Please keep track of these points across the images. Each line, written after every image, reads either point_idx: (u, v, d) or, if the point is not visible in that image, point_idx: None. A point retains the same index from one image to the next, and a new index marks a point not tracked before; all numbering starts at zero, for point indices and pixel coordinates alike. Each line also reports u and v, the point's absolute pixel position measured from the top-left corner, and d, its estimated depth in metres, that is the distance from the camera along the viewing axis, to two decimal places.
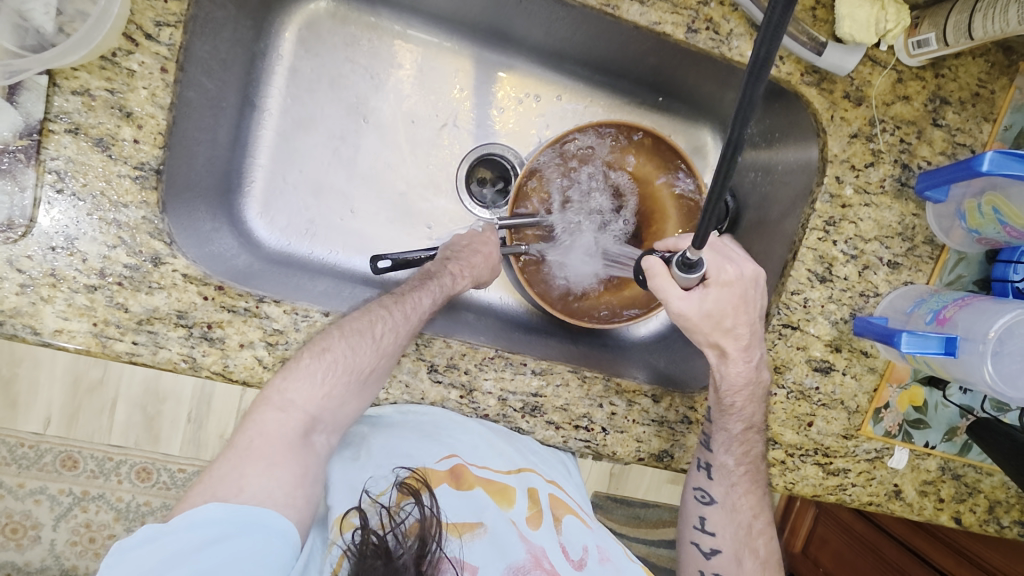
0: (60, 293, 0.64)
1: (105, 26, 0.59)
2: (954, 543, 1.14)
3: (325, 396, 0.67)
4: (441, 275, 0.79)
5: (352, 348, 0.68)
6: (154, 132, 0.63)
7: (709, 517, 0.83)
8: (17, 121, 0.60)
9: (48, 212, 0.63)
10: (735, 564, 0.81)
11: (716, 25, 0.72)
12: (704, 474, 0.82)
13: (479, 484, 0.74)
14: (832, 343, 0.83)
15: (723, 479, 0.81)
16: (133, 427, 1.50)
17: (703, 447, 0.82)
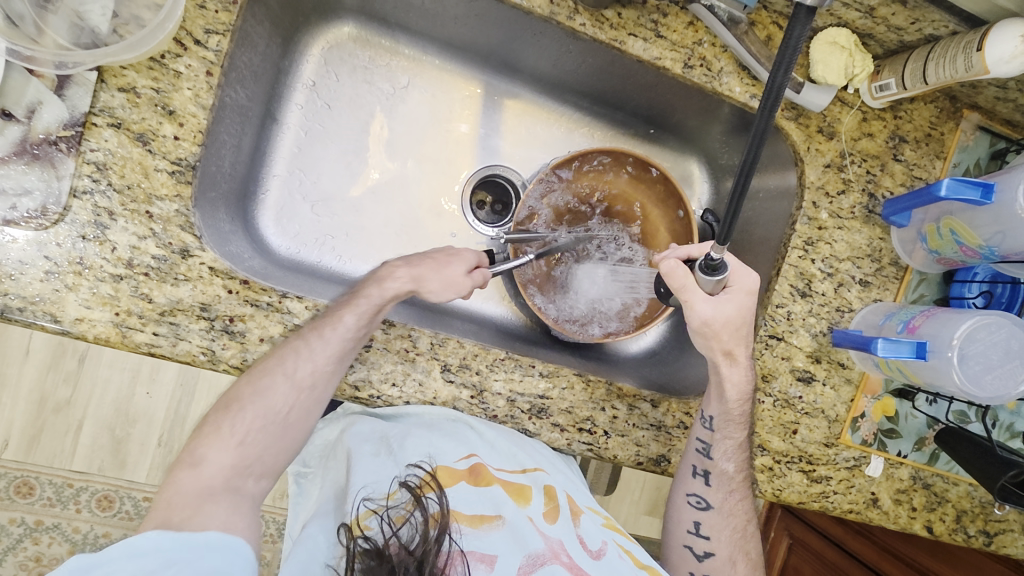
0: (85, 281, 0.65)
1: (161, 33, 0.63)
2: (919, 565, 1.19)
3: (240, 445, 0.68)
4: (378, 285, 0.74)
5: (269, 390, 0.69)
6: (194, 130, 0.67)
7: (704, 522, 0.88)
8: (63, 113, 0.63)
9: (82, 202, 0.64)
10: (728, 566, 0.87)
11: (709, 63, 0.80)
12: (700, 481, 0.86)
13: (497, 482, 0.75)
14: (813, 355, 0.90)
15: (721, 487, 0.86)
16: (99, 450, 1.61)
17: (703, 456, 0.85)
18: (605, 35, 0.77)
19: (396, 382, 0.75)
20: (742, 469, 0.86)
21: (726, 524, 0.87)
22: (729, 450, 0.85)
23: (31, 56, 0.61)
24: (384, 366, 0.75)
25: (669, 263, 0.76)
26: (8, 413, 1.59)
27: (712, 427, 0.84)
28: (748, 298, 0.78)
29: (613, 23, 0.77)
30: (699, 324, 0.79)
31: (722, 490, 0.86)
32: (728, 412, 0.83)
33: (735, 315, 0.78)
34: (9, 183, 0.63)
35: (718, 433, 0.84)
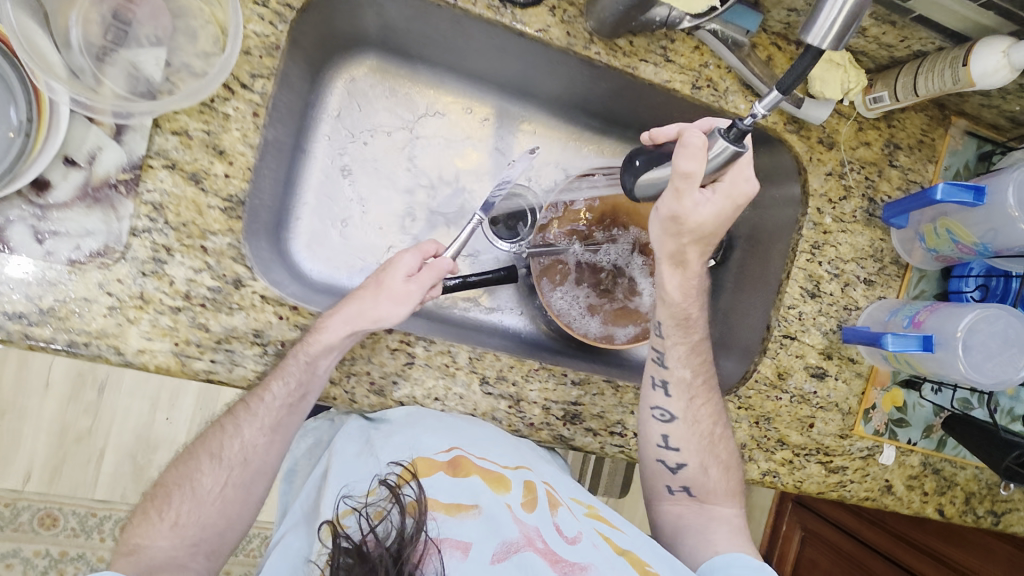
0: (146, 314, 0.69)
1: (217, 80, 0.66)
2: (928, 548, 1.27)
3: (174, 524, 0.69)
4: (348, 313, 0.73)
5: (197, 471, 0.73)
6: (244, 168, 0.71)
7: (673, 434, 0.85)
8: (121, 157, 0.66)
9: (141, 240, 0.68)
10: (702, 474, 0.86)
11: (715, 84, 0.85)
12: (661, 393, 0.85)
13: (477, 472, 0.73)
14: (825, 351, 0.95)
15: (682, 395, 0.84)
16: (121, 476, 1.65)
17: (658, 364, 0.86)
18: (619, 62, 0.82)
19: (438, 396, 0.79)
20: (699, 373, 0.86)
21: (692, 428, 0.85)
22: (683, 355, 0.85)
23: (93, 105, 0.63)
24: (427, 381, 0.79)
25: (697, 137, 0.67)
26: (29, 446, 1.61)
27: (662, 333, 0.86)
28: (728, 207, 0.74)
29: (625, 51, 0.82)
30: (673, 216, 0.75)
31: (685, 398, 0.85)
32: (675, 315, 0.85)
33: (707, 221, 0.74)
34: (71, 225, 0.66)
35: (667, 339, 0.86)
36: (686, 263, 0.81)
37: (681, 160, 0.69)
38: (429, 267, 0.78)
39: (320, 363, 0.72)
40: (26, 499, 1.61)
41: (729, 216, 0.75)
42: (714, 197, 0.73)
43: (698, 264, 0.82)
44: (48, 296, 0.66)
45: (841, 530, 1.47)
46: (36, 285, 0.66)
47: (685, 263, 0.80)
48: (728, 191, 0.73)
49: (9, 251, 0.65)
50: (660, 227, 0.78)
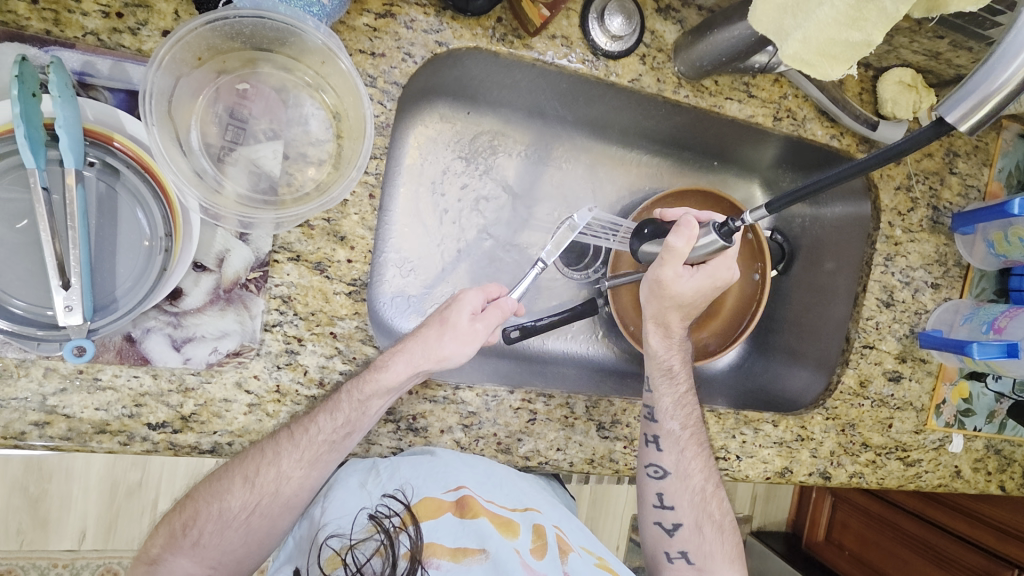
0: (285, 406, 0.69)
1: (353, 183, 0.64)
2: (957, 504, 1.33)
3: (193, 544, 0.67)
4: (413, 347, 0.71)
5: (226, 491, 0.68)
6: (364, 251, 0.71)
7: (666, 488, 0.84)
8: (249, 256, 0.66)
9: (274, 334, 0.68)
10: (696, 534, 0.84)
11: (794, 113, 0.88)
12: (653, 450, 0.83)
13: (484, 514, 0.71)
14: (900, 355, 1.00)
15: (673, 448, 0.82)
16: None
17: (647, 419, 0.84)
18: (705, 103, 0.84)
19: (561, 446, 0.81)
20: (688, 426, 0.84)
21: (682, 479, 0.83)
22: (673, 409, 0.84)
23: (213, 206, 0.62)
24: (549, 434, 0.81)
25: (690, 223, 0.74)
26: (80, 506, 1.56)
27: (649, 388, 0.86)
28: (706, 284, 0.80)
29: (711, 90, 0.84)
30: (656, 284, 0.80)
31: (678, 452, 0.83)
32: (660, 366, 0.86)
33: (688, 295, 0.80)
34: (207, 329, 0.65)
35: (655, 392, 0.85)
36: (667, 324, 0.85)
37: (671, 236, 0.75)
38: (494, 307, 0.74)
39: (373, 403, 0.69)
40: (84, 557, 1.58)
41: (706, 294, 0.81)
42: (695, 275, 0.79)
43: (678, 326, 0.86)
44: (188, 402, 0.66)
45: (870, 493, 1.55)
46: (176, 392, 0.65)
47: (667, 326, 0.85)
48: (710, 272, 0.79)
49: (147, 363, 0.64)
50: (646, 289, 0.83)
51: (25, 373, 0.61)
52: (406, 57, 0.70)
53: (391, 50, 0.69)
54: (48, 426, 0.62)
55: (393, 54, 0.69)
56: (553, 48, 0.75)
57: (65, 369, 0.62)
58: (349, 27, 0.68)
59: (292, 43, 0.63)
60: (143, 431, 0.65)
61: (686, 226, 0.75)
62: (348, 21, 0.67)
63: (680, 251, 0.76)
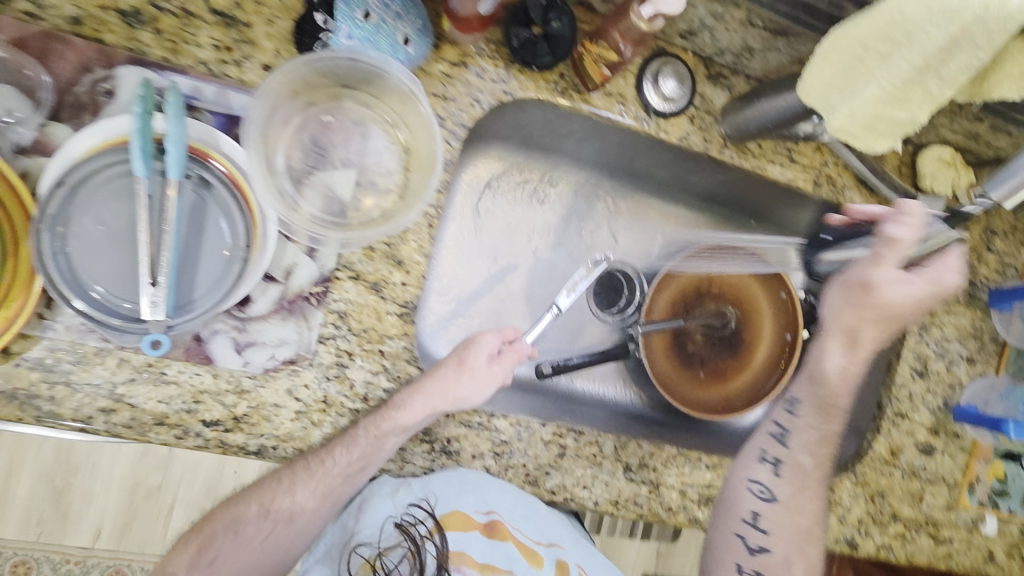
0: (329, 416, 0.73)
1: (417, 214, 0.69)
2: None
3: (210, 566, 0.73)
4: (431, 386, 0.74)
5: (243, 517, 0.75)
6: (418, 275, 0.76)
7: (764, 515, 0.83)
8: (313, 271, 0.70)
9: (327, 346, 0.72)
10: (783, 566, 0.82)
11: (834, 180, 0.92)
12: (769, 469, 0.85)
13: (511, 539, 0.83)
14: (933, 427, 0.99)
15: (793, 480, 0.84)
16: None
17: (777, 442, 0.86)
18: (749, 164, 0.88)
19: (586, 484, 0.82)
20: (818, 466, 0.85)
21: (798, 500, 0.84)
22: (811, 442, 0.85)
23: (290, 221, 0.67)
24: (577, 471, 0.82)
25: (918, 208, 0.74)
26: (100, 504, 1.58)
27: (794, 413, 0.87)
28: (931, 292, 0.79)
29: (754, 153, 0.88)
30: (874, 283, 0.78)
31: (793, 482, 0.84)
32: (822, 398, 0.86)
33: (914, 299, 0.79)
34: (268, 336, 0.70)
35: (803, 418, 0.86)
36: (852, 338, 0.83)
37: (895, 226, 0.75)
38: (510, 351, 0.79)
39: (388, 440, 0.73)
40: (97, 556, 1.59)
41: (925, 304, 0.80)
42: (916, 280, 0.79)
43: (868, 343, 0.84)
44: (242, 403, 0.70)
45: None
46: (232, 394, 0.69)
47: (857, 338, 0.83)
48: (930, 277, 0.79)
49: (210, 362, 0.68)
50: (848, 293, 0.82)
51: (101, 361, 0.65)
52: (474, 103, 0.76)
53: (461, 96, 0.76)
54: (114, 413, 0.66)
55: (462, 100, 0.76)
56: (609, 103, 0.81)
57: (136, 361, 0.66)
58: (426, 72, 0.74)
59: (376, 84, 0.70)
60: (197, 427, 0.69)
61: (908, 215, 0.75)
62: (426, 67, 0.74)
63: (902, 242, 0.76)
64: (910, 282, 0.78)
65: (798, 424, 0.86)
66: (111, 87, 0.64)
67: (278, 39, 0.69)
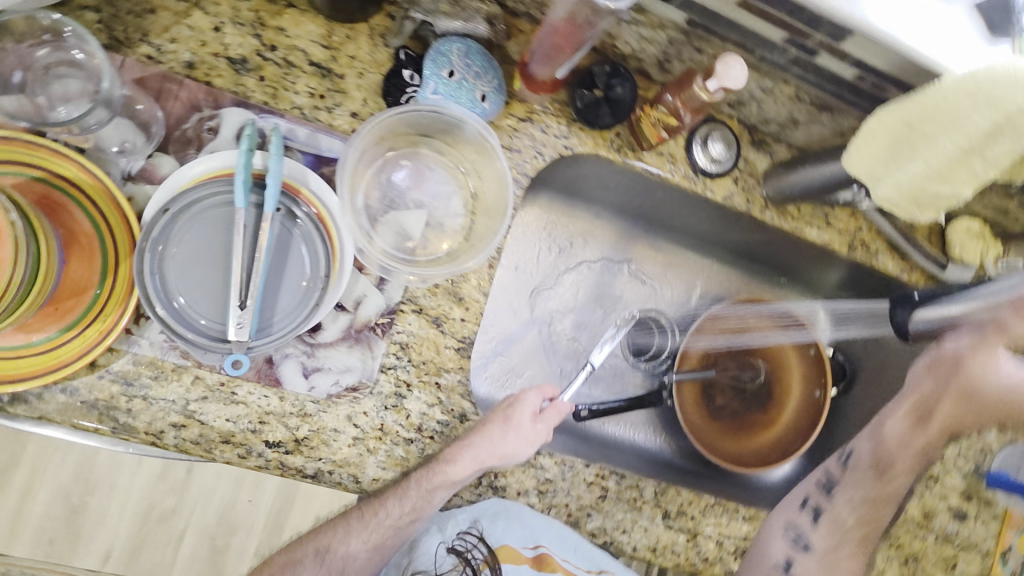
0: (384, 444, 0.75)
1: (484, 257, 0.74)
2: None
3: None
4: (479, 443, 0.76)
5: (300, 564, 0.79)
6: (477, 312, 0.79)
7: (798, 562, 0.91)
8: (381, 303, 0.74)
9: (388, 376, 0.75)
10: None
11: (868, 244, 0.97)
12: (807, 517, 0.94)
13: (559, 570, 0.85)
14: (964, 492, 0.99)
15: (832, 532, 0.93)
16: None
17: (823, 491, 0.96)
18: (789, 225, 0.93)
19: (626, 528, 0.84)
20: (858, 522, 0.94)
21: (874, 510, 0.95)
22: (855, 501, 0.94)
23: (366, 251, 0.72)
24: (617, 514, 0.84)
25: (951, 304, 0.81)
26: None
27: (847, 466, 0.98)
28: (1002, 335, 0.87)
29: (794, 215, 0.93)
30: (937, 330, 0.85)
31: (830, 536, 0.92)
32: (880, 456, 0.97)
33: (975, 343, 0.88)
34: (334, 362, 0.73)
35: (853, 475, 0.96)
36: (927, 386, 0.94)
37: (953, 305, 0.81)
38: (552, 408, 0.83)
39: (438, 493, 0.77)
40: None
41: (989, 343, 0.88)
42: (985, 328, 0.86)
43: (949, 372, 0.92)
44: (304, 427, 0.72)
45: None
46: (295, 416, 0.72)
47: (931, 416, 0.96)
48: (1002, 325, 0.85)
49: (278, 384, 0.71)
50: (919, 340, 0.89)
51: (177, 377, 0.69)
52: (538, 155, 0.82)
53: (526, 148, 0.82)
54: (184, 429, 0.69)
55: (527, 152, 0.82)
56: (661, 162, 0.86)
57: (209, 380, 0.69)
58: (496, 125, 0.80)
59: (453, 133, 0.76)
60: (260, 447, 0.71)
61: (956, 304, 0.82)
62: (496, 121, 0.80)
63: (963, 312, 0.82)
64: (996, 307, 0.83)
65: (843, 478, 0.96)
66: (215, 125, 0.69)
67: (366, 90, 0.75)
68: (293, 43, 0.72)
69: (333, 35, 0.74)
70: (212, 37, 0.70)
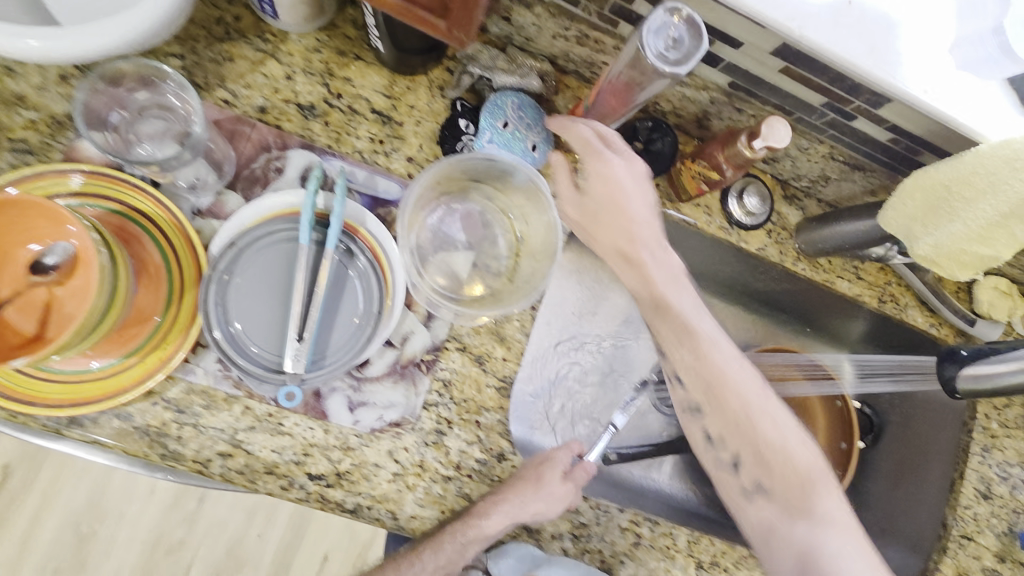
0: (422, 481, 0.76)
1: (529, 299, 0.76)
2: None
3: None
4: (509, 502, 0.75)
5: None
6: (518, 352, 0.81)
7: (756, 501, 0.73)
8: (427, 340, 0.76)
9: (429, 413, 0.76)
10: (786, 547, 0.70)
11: (897, 298, 0.99)
12: (728, 471, 0.75)
13: None
14: (1002, 555, 0.96)
15: (749, 452, 0.73)
16: None
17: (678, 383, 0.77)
18: (820, 277, 0.96)
19: None
20: (737, 429, 0.74)
21: (777, 477, 0.72)
22: (743, 431, 0.74)
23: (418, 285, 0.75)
24: (650, 562, 0.83)
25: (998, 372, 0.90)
26: (121, 554, 1.52)
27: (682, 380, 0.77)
28: None
29: (824, 267, 0.96)
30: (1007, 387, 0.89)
31: (773, 490, 0.72)
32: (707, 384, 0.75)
33: None
34: (379, 397, 0.74)
35: (697, 396, 0.76)
36: None
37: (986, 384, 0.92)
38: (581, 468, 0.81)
39: (471, 548, 0.77)
40: None
41: None
42: None
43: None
44: (346, 460, 0.73)
45: None
46: (338, 449, 0.73)
47: None
48: None
49: (324, 417, 0.72)
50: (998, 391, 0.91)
51: (228, 407, 0.70)
52: None
53: None
54: (231, 458, 0.70)
55: None
56: (697, 213, 0.90)
57: (258, 410, 0.71)
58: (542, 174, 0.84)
59: (504, 179, 0.79)
60: (303, 479, 0.72)
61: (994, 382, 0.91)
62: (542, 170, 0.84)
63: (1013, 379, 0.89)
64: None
65: (712, 426, 0.75)
66: (282, 166, 0.73)
67: (423, 137, 0.79)
68: (358, 92, 0.77)
69: (395, 85, 0.78)
70: (285, 84, 0.75)
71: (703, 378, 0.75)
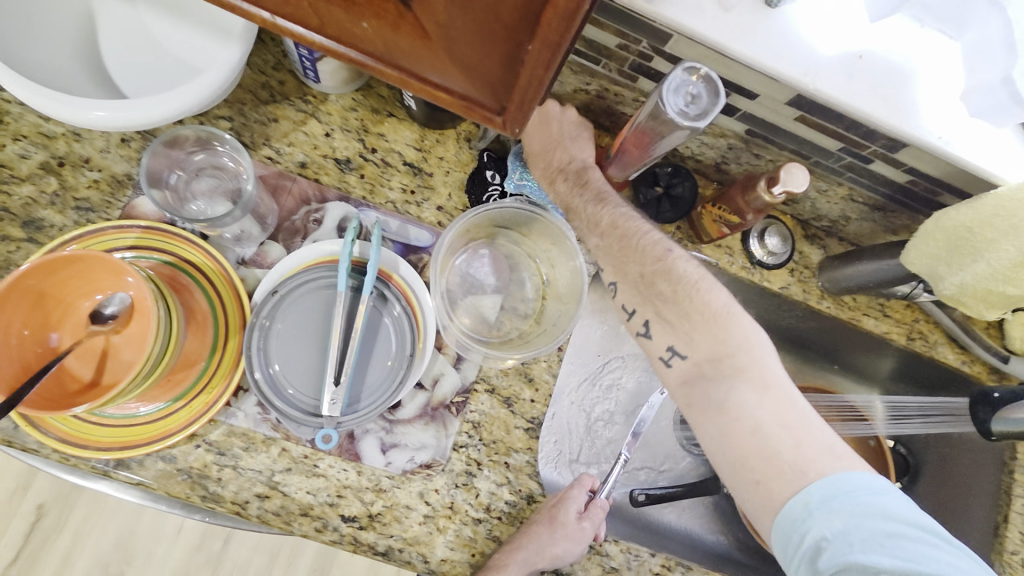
0: (453, 523, 0.77)
1: (557, 341, 0.78)
2: None
3: None
4: (525, 549, 0.76)
5: None
6: (546, 393, 0.82)
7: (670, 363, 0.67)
8: (457, 382, 0.78)
9: (460, 454, 0.77)
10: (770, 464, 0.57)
11: (926, 335, 0.98)
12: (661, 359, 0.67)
13: None
14: None
15: (665, 332, 0.67)
16: None
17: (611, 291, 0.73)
18: (845, 314, 0.96)
19: None
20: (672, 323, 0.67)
21: (682, 331, 0.66)
22: (658, 321, 0.67)
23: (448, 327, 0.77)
24: None
25: None
26: None
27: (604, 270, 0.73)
28: None
29: (850, 304, 0.96)
30: None
31: (695, 385, 0.64)
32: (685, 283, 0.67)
33: None
34: (410, 439, 0.76)
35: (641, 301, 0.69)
36: None
37: None
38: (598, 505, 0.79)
39: None
40: None
41: None
42: None
43: None
44: (378, 502, 0.74)
45: None
46: (370, 491, 0.74)
47: None
48: None
49: (358, 459, 0.74)
50: None
51: (266, 449, 0.72)
52: None
53: None
54: (267, 499, 0.72)
55: None
56: (718, 253, 0.92)
57: (294, 452, 0.73)
58: None
59: (531, 225, 0.83)
60: (336, 521, 0.73)
61: None
62: None
63: None
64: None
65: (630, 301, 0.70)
66: (320, 217, 0.78)
67: (451, 186, 0.83)
68: (392, 146, 0.82)
69: (425, 139, 0.83)
70: (323, 141, 0.80)
71: (613, 252, 0.71)
